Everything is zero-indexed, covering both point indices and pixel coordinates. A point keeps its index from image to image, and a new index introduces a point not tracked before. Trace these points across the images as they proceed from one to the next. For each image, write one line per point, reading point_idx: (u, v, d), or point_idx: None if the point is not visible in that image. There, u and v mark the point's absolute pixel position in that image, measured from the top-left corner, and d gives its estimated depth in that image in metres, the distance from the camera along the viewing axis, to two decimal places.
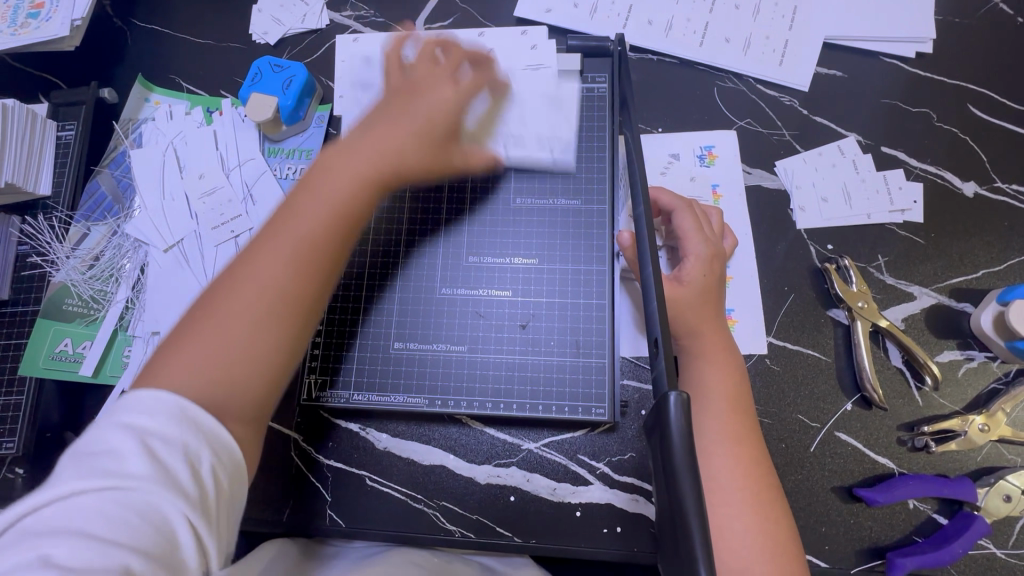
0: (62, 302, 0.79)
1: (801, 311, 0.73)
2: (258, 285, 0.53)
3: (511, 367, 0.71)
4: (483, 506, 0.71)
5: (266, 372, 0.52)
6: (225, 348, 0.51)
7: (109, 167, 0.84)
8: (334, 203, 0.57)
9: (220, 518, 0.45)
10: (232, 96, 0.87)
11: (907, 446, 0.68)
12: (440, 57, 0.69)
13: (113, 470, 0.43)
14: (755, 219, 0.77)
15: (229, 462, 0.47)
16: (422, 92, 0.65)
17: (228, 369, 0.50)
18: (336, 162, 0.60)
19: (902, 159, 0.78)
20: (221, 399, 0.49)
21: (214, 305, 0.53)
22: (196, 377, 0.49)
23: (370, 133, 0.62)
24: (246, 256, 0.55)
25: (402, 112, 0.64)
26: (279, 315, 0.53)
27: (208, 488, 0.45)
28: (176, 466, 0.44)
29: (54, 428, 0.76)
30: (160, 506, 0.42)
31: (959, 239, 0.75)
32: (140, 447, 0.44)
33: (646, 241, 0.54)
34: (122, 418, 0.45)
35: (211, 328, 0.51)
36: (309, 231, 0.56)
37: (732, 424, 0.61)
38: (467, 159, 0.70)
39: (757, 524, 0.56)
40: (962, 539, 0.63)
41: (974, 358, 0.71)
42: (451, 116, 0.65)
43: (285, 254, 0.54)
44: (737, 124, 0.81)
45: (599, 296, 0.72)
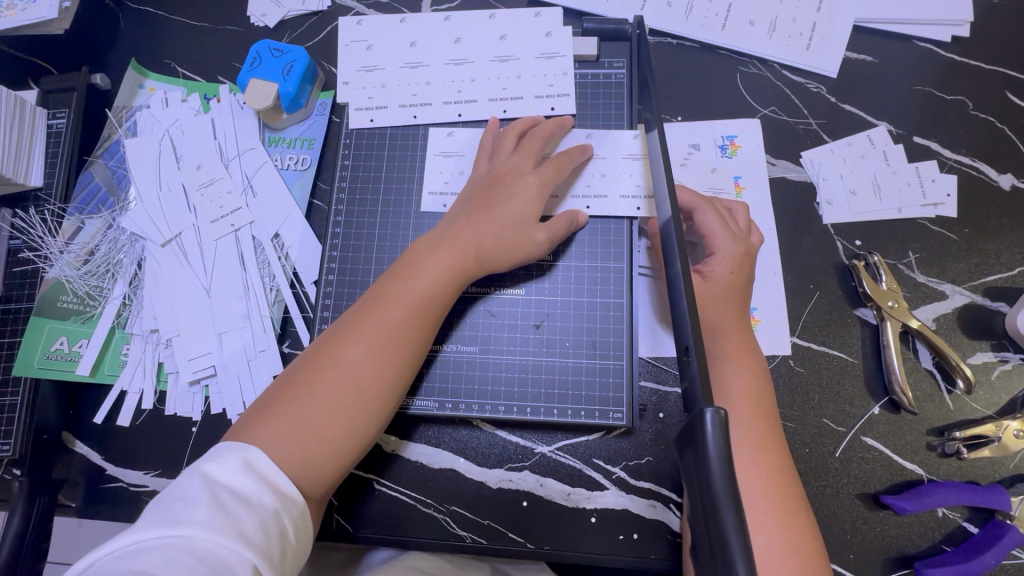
0: (57, 299, 0.76)
1: (827, 310, 0.70)
2: (357, 350, 0.57)
3: (524, 368, 0.68)
4: (494, 511, 0.68)
5: (348, 437, 0.56)
6: (319, 403, 0.55)
7: (102, 157, 0.81)
8: (411, 301, 0.60)
9: (281, 567, 0.49)
10: (230, 82, 0.83)
11: (937, 451, 0.66)
12: (526, 140, 0.69)
13: (180, 518, 0.46)
14: (779, 213, 0.73)
15: (293, 515, 0.51)
16: (507, 183, 0.66)
17: (314, 430, 0.55)
18: (421, 257, 0.63)
19: (935, 150, 0.74)
20: (311, 452, 0.54)
21: (313, 358, 0.58)
22: (292, 430, 0.54)
23: (450, 235, 0.63)
24: (340, 331, 0.59)
25: (479, 215, 0.64)
26: (358, 396, 0.57)
27: (272, 536, 0.48)
28: (242, 514, 0.47)
29: (51, 429, 0.73)
30: (223, 550, 0.45)
31: (994, 235, 0.71)
32: (211, 497, 0.47)
33: (674, 240, 0.51)
34: (194, 473, 0.50)
35: (303, 391, 0.56)
36: (388, 325, 0.59)
37: (757, 430, 0.58)
38: (554, 229, 0.66)
39: (786, 536, 0.53)
40: (995, 550, 0.61)
41: (1008, 360, 0.68)
42: (524, 210, 0.65)
43: (370, 335, 0.58)
44: (761, 112, 0.77)
45: (616, 294, 0.69)
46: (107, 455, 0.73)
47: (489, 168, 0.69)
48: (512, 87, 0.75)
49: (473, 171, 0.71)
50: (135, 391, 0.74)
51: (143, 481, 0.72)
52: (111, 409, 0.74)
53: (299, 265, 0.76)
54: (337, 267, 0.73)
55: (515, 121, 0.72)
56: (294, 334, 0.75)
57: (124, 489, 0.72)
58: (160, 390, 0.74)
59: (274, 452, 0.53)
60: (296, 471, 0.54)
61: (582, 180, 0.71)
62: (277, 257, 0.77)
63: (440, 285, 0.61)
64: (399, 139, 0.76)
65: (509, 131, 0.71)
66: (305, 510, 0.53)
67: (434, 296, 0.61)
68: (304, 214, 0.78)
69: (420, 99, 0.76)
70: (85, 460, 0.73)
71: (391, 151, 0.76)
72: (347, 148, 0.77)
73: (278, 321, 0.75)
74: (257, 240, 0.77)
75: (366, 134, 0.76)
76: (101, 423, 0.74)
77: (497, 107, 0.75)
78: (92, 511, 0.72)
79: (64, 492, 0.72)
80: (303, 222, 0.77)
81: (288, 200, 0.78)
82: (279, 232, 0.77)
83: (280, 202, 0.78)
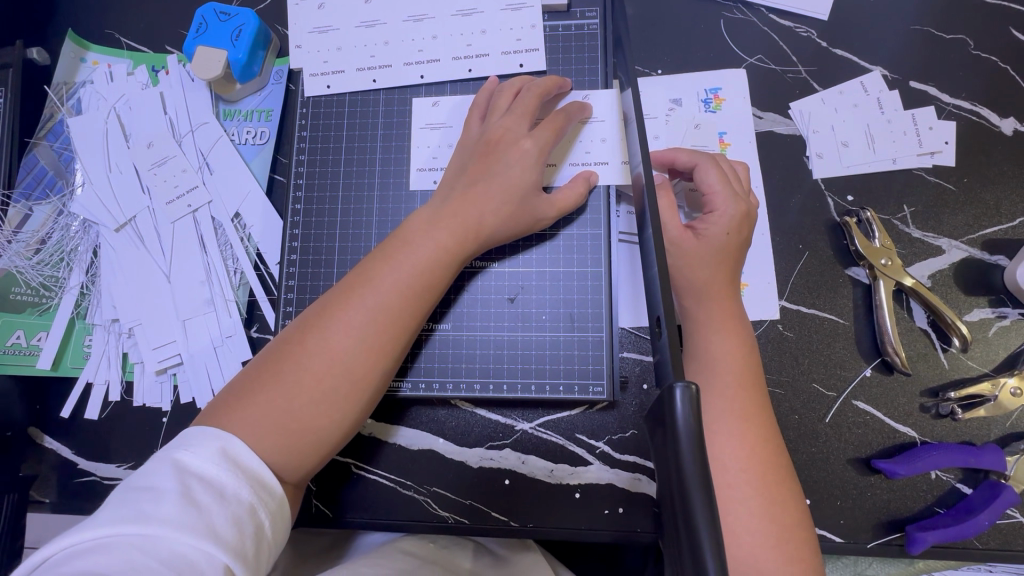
0: (10, 291, 0.73)
1: (817, 271, 0.67)
2: (346, 335, 0.54)
3: (500, 345, 0.65)
4: (476, 491, 0.66)
5: (335, 426, 0.54)
6: (304, 390, 0.53)
7: (46, 139, 0.76)
8: (406, 284, 0.56)
9: (256, 566, 0.46)
10: (178, 51, 0.78)
11: (931, 413, 0.63)
12: (521, 100, 0.63)
13: (147, 513, 0.43)
14: (767, 170, 0.69)
15: (270, 509, 0.49)
16: (502, 149, 0.61)
17: (301, 421, 0.52)
18: (414, 234, 0.58)
19: (933, 95, 0.69)
20: (294, 443, 0.52)
21: (299, 340, 0.54)
22: (274, 418, 0.52)
23: (445, 210, 0.59)
24: (328, 313, 0.55)
25: (473, 186, 0.60)
26: (347, 385, 0.54)
27: (247, 534, 0.46)
28: (215, 510, 0.44)
29: (15, 425, 0.70)
30: (192, 551, 0.42)
31: (994, 184, 0.67)
32: (182, 490, 0.44)
33: (646, 206, 0.47)
34: (166, 462, 0.47)
35: (287, 379, 0.53)
36: (382, 310, 0.55)
37: (740, 400, 0.55)
38: (560, 202, 0.62)
39: (772, 510, 0.51)
40: (988, 511, 0.59)
41: (1006, 316, 0.65)
42: (525, 180, 0.60)
43: (362, 322, 0.54)
44: (747, 61, 0.72)
45: (594, 263, 0.65)
46: (75, 449, 0.70)
47: (478, 131, 0.64)
48: (477, 43, 0.70)
49: (464, 134, 0.65)
50: (100, 383, 0.72)
51: (116, 474, 0.70)
52: (77, 403, 0.72)
53: (262, 246, 0.73)
54: (299, 245, 0.69)
55: (513, 79, 0.66)
56: (261, 318, 0.71)
57: (98, 483, 0.70)
58: (126, 380, 0.72)
59: (256, 443, 0.51)
60: (278, 462, 0.51)
61: (581, 144, 0.66)
62: (239, 238, 0.73)
63: (436, 267, 0.58)
64: (358, 105, 0.71)
65: (506, 87, 0.65)
66: (285, 503, 0.50)
67: (431, 278, 0.57)
68: (264, 190, 0.74)
69: (379, 60, 0.71)
70: (55, 455, 0.71)
71: (350, 118, 0.71)
72: (305, 118, 0.72)
73: (243, 305, 0.71)
74: (217, 221, 0.73)
75: (323, 102, 0.71)
76: (68, 417, 0.71)
77: (462, 66, 0.70)
78: (66, 506, 0.70)
79: (35, 488, 0.70)
80: (264, 199, 0.73)
81: (247, 176, 0.74)
82: (240, 211, 0.73)
83: (239, 179, 0.74)
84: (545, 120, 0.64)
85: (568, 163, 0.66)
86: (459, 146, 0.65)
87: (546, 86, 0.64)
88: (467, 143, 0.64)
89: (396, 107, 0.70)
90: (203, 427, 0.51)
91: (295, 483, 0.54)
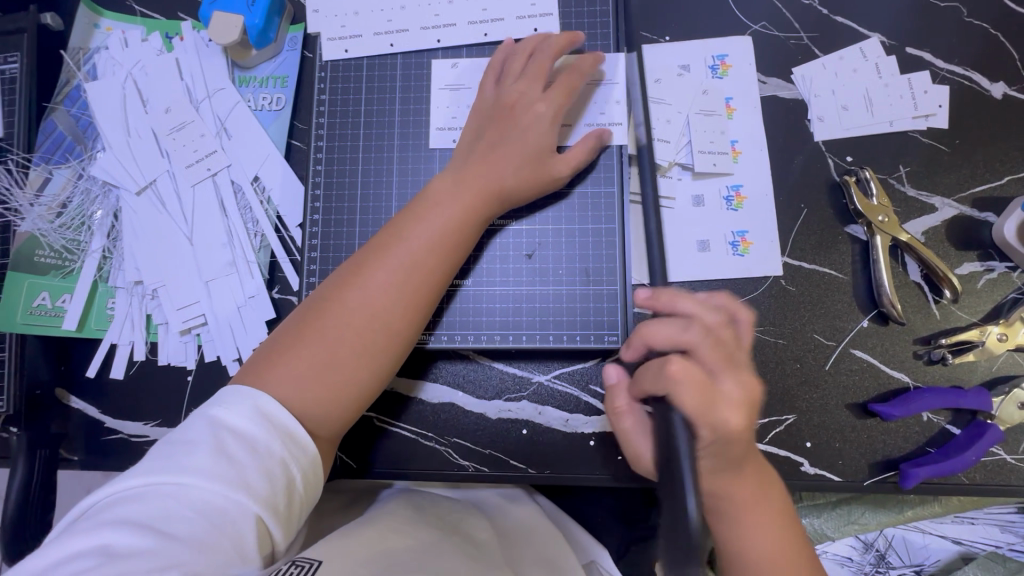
0: (33, 253, 0.74)
1: (817, 228, 0.70)
2: (382, 293, 0.56)
3: (518, 298, 0.68)
4: (495, 440, 0.70)
5: (372, 380, 0.57)
6: (343, 346, 0.55)
7: (64, 104, 0.76)
8: (435, 242, 0.59)
9: (287, 518, 0.48)
10: (192, 18, 0.78)
11: (923, 359, 0.67)
12: (533, 65, 0.66)
13: (184, 465, 0.45)
14: (771, 132, 0.72)
15: (301, 464, 0.50)
16: (518, 114, 0.64)
17: (341, 374, 0.55)
18: (439, 196, 0.61)
19: (928, 60, 0.73)
20: (333, 397, 0.54)
21: (334, 300, 0.57)
22: (314, 374, 0.54)
23: (466, 172, 0.62)
24: (360, 273, 0.57)
25: (492, 149, 0.63)
26: (383, 340, 0.56)
27: (277, 487, 0.47)
28: (246, 464, 0.46)
29: (43, 384, 0.72)
30: (224, 502, 0.44)
31: (985, 145, 0.71)
32: (215, 446, 0.47)
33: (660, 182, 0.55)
34: (204, 417, 0.49)
35: (326, 334, 0.55)
36: (414, 267, 0.58)
37: (715, 367, 0.53)
38: (575, 159, 0.65)
39: (756, 485, 0.53)
40: (975, 448, 0.63)
41: (994, 269, 0.69)
42: (538, 141, 0.63)
43: (395, 279, 0.57)
44: (752, 28, 0.74)
45: (607, 221, 0.68)
46: (103, 407, 0.72)
47: (491, 95, 0.66)
48: (492, 8, 0.71)
49: (478, 97, 0.67)
50: (125, 343, 0.73)
51: (144, 431, 0.72)
52: (102, 362, 0.73)
53: (282, 208, 0.74)
54: (321, 206, 0.71)
55: (524, 42, 0.68)
56: (282, 279, 0.73)
57: (125, 440, 0.72)
58: (151, 341, 0.73)
59: (299, 397, 0.53)
60: (320, 415, 0.54)
61: (594, 106, 0.69)
62: (259, 201, 0.74)
63: (461, 226, 0.60)
64: (376, 69, 0.72)
65: (520, 50, 0.67)
66: (317, 459, 0.52)
67: (457, 237, 0.60)
68: (283, 154, 0.75)
69: (396, 25, 0.72)
70: (82, 413, 0.72)
71: (369, 82, 0.72)
72: (323, 83, 0.73)
73: (266, 266, 0.73)
74: (237, 184, 0.75)
75: (342, 66, 0.73)
76: (94, 377, 0.73)
77: (478, 30, 0.71)
78: (95, 463, 0.72)
79: (64, 447, 0.72)
80: (283, 163, 0.75)
81: (265, 141, 0.75)
82: (259, 175, 0.75)
83: (257, 143, 0.75)
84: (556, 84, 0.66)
85: (582, 124, 0.69)
86: (472, 110, 0.68)
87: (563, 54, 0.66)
88: (481, 106, 0.66)
89: (414, 71, 0.72)
90: (243, 384, 0.53)
91: (331, 438, 0.56)
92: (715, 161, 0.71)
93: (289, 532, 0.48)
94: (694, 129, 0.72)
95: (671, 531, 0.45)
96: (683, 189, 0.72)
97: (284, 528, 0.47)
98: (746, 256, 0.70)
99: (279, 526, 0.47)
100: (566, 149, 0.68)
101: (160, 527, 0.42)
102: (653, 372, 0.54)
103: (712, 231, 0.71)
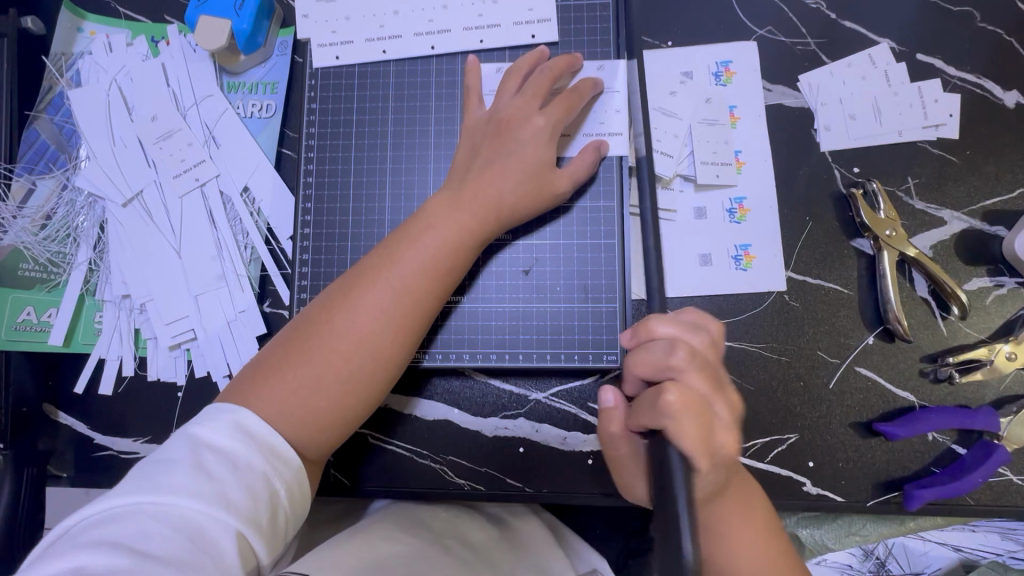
0: (17, 266, 0.72)
1: (823, 242, 0.68)
2: (372, 317, 0.55)
3: (515, 316, 0.66)
4: (491, 458, 0.68)
5: (361, 405, 0.56)
6: (331, 369, 0.54)
7: (47, 112, 0.74)
8: (430, 264, 0.57)
9: (271, 534, 0.47)
10: (179, 22, 0.76)
11: (929, 377, 0.66)
12: (532, 82, 0.63)
13: (162, 482, 0.44)
14: (775, 142, 0.70)
15: (285, 479, 0.49)
16: (515, 127, 0.61)
17: (328, 398, 0.54)
18: (435, 215, 0.59)
19: (939, 67, 0.70)
20: (318, 422, 0.53)
21: (325, 321, 0.55)
22: (301, 398, 0.53)
23: (465, 192, 0.60)
24: (349, 294, 0.56)
25: (489, 167, 0.61)
26: (372, 364, 0.55)
27: (260, 502, 0.46)
28: (227, 480, 0.45)
29: (30, 401, 0.70)
30: (205, 519, 0.43)
31: (996, 156, 0.69)
32: (195, 462, 0.46)
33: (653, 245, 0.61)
34: (184, 436, 0.48)
35: (314, 357, 0.54)
36: (406, 292, 0.56)
37: (705, 393, 0.49)
38: (573, 172, 0.63)
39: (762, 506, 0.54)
40: (981, 469, 0.62)
41: (1004, 285, 0.67)
42: (540, 157, 0.61)
43: (387, 305, 0.55)
44: (758, 33, 0.72)
45: (607, 235, 0.66)
46: (92, 423, 0.71)
47: (485, 114, 0.64)
48: (488, 14, 0.69)
49: (467, 116, 0.65)
50: (113, 358, 0.72)
51: (133, 448, 0.70)
52: (91, 378, 0.72)
53: (273, 220, 0.72)
54: (312, 219, 0.69)
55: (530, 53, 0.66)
56: (274, 293, 0.72)
57: (115, 457, 0.70)
58: (139, 355, 0.72)
59: (285, 420, 0.52)
60: (306, 440, 0.53)
61: (593, 115, 0.67)
62: (248, 212, 0.72)
63: (457, 248, 0.58)
64: (369, 76, 0.70)
65: (517, 69, 0.65)
66: (302, 472, 0.51)
67: (452, 261, 0.58)
68: (272, 164, 0.73)
69: (389, 31, 0.70)
70: (70, 430, 0.71)
71: (361, 90, 0.70)
72: (313, 90, 0.71)
73: (256, 280, 0.71)
74: (225, 195, 0.73)
75: (332, 73, 0.70)
76: (82, 392, 0.71)
77: (473, 37, 0.69)
78: (84, 481, 0.70)
79: (53, 463, 0.70)
80: (273, 173, 0.73)
81: (255, 150, 0.73)
82: (249, 185, 0.73)
83: (247, 153, 0.73)
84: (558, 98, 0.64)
85: (581, 134, 0.66)
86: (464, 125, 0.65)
87: (555, 69, 0.63)
88: (477, 124, 0.64)
89: (407, 78, 0.70)
90: (229, 403, 0.52)
91: (317, 460, 0.55)
92: (718, 172, 0.69)
93: (274, 549, 0.47)
94: (696, 139, 0.70)
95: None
96: (685, 200, 0.70)
97: (269, 545, 0.46)
98: (749, 270, 0.68)
99: (263, 543, 0.46)
100: (567, 161, 0.66)
101: (138, 545, 0.41)
102: (649, 405, 0.49)
103: (714, 244, 0.69)
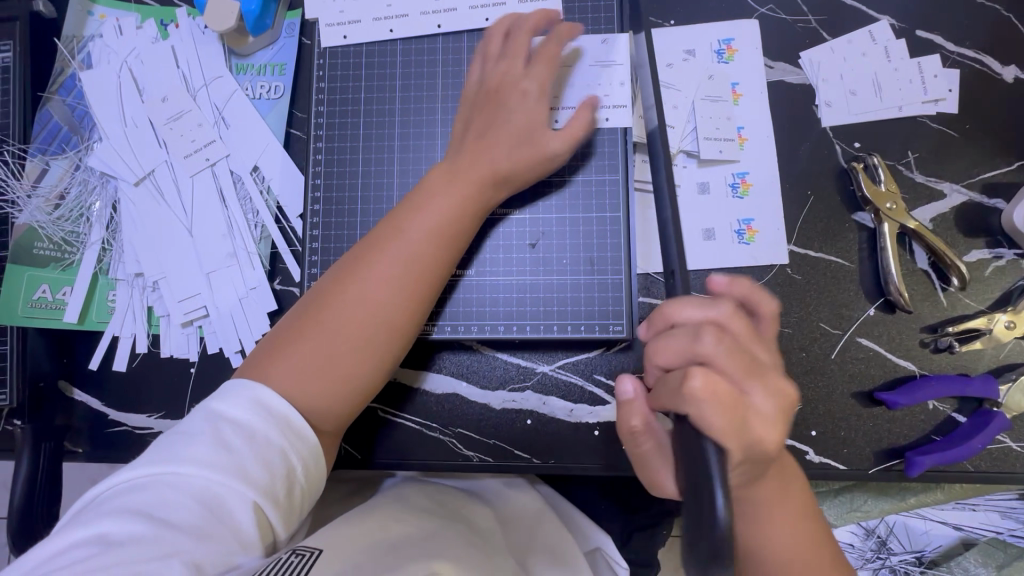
0: (32, 246, 0.73)
1: (825, 216, 0.69)
2: (382, 285, 0.56)
3: (522, 289, 0.68)
4: (500, 431, 0.69)
5: (373, 373, 0.57)
6: (343, 339, 0.55)
7: (59, 94, 0.75)
8: (433, 232, 0.58)
9: (287, 507, 0.48)
10: (187, 5, 0.77)
11: (929, 348, 0.67)
12: (513, 44, 0.65)
13: (181, 454, 0.46)
14: (777, 119, 0.71)
15: (301, 453, 0.50)
16: (505, 96, 0.63)
17: (341, 367, 0.55)
18: (437, 186, 0.60)
19: (938, 43, 0.71)
20: (333, 390, 0.54)
21: (335, 293, 0.56)
22: (314, 365, 0.54)
23: (464, 160, 0.61)
24: (357, 266, 0.57)
25: (484, 135, 0.62)
26: (383, 332, 0.56)
27: (276, 475, 0.47)
28: (244, 452, 0.46)
29: (46, 376, 0.71)
30: (222, 489, 0.44)
31: (995, 130, 0.70)
32: (212, 435, 0.47)
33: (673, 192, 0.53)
34: (203, 410, 0.50)
35: (326, 328, 0.55)
36: (413, 259, 0.57)
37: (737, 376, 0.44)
38: (568, 133, 0.62)
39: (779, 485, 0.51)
40: (981, 435, 0.63)
41: (1003, 256, 0.68)
42: (531, 121, 0.62)
43: (395, 271, 0.57)
44: (759, 11, 0.73)
45: (612, 209, 0.67)
46: (107, 400, 0.72)
47: (478, 79, 0.65)
48: None
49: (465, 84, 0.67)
50: (127, 336, 0.73)
51: (147, 424, 0.71)
52: (105, 355, 0.73)
53: (282, 199, 0.73)
54: (321, 196, 0.70)
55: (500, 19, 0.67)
56: (284, 271, 0.73)
57: (129, 433, 0.72)
58: (152, 333, 0.73)
59: (301, 389, 0.53)
60: (323, 407, 0.54)
61: (602, 88, 0.68)
62: (258, 190, 0.74)
63: (460, 217, 0.60)
64: (375, 55, 0.71)
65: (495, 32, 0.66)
66: (317, 449, 0.52)
67: (457, 227, 0.59)
68: (281, 143, 0.74)
69: (396, 11, 0.71)
70: (85, 406, 0.72)
71: (369, 69, 0.71)
72: (322, 70, 0.72)
73: (266, 258, 0.72)
74: (236, 174, 0.74)
75: (340, 52, 0.71)
76: (96, 369, 0.73)
77: (479, 15, 0.70)
78: (100, 456, 0.72)
79: (69, 439, 0.71)
80: (282, 153, 0.74)
81: (264, 130, 0.74)
82: (258, 165, 0.74)
83: (256, 133, 0.74)
84: (539, 54, 0.65)
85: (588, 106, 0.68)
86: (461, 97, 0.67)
87: (555, 39, 0.64)
88: (471, 89, 0.65)
89: (414, 57, 0.71)
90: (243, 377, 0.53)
91: (333, 430, 0.56)
92: (721, 147, 0.70)
93: (289, 521, 0.48)
94: (699, 115, 0.71)
95: (695, 541, 0.38)
96: (688, 176, 0.71)
97: (284, 518, 0.47)
98: (752, 244, 0.69)
99: (279, 516, 0.47)
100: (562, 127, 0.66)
101: (159, 514, 0.42)
102: (672, 392, 0.45)
103: (718, 219, 0.70)
